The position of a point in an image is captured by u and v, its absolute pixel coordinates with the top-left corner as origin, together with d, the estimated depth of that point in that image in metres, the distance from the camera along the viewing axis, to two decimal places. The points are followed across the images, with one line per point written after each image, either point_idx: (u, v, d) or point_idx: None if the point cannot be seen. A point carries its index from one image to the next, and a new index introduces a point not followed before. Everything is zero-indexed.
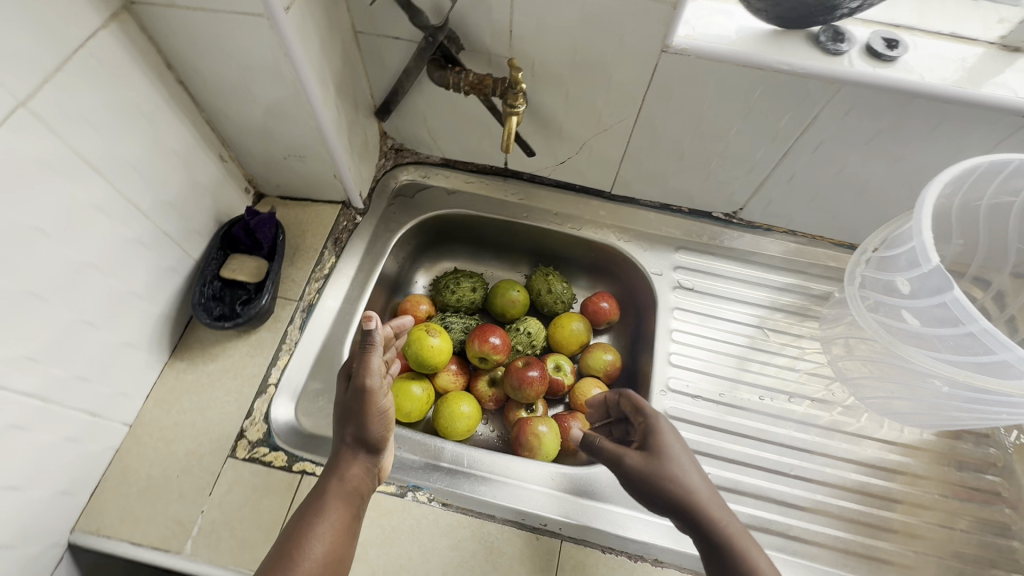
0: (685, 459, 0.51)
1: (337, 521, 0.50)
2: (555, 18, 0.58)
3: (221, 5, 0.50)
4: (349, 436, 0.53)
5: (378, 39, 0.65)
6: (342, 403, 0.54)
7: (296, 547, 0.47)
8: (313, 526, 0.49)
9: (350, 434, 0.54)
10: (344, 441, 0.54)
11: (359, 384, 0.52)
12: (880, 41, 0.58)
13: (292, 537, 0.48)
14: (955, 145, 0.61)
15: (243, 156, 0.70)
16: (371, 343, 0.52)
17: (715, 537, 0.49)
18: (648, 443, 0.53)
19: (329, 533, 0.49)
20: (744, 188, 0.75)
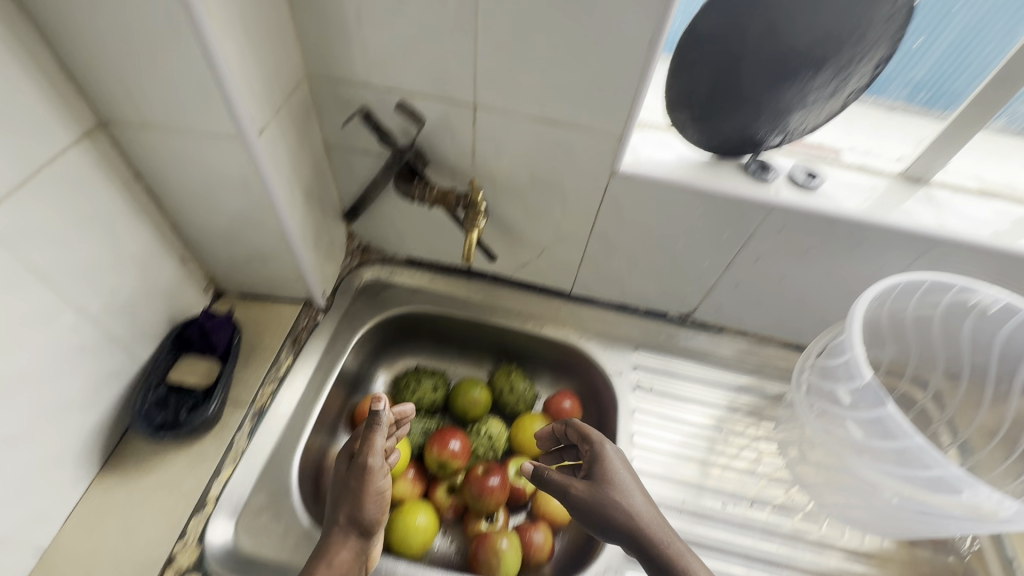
0: (630, 483, 0.57)
1: None
2: (514, 143, 0.63)
3: (195, 128, 0.52)
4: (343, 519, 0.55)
5: (348, 153, 0.69)
6: (342, 481, 0.58)
7: None
8: None
9: (344, 514, 0.55)
10: (337, 523, 0.55)
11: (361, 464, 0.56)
12: (800, 173, 0.65)
13: None
14: (877, 261, 0.67)
15: (205, 258, 0.70)
16: (375, 425, 0.57)
17: (655, 551, 0.54)
18: (596, 474, 0.58)
19: None
20: (695, 292, 0.79)
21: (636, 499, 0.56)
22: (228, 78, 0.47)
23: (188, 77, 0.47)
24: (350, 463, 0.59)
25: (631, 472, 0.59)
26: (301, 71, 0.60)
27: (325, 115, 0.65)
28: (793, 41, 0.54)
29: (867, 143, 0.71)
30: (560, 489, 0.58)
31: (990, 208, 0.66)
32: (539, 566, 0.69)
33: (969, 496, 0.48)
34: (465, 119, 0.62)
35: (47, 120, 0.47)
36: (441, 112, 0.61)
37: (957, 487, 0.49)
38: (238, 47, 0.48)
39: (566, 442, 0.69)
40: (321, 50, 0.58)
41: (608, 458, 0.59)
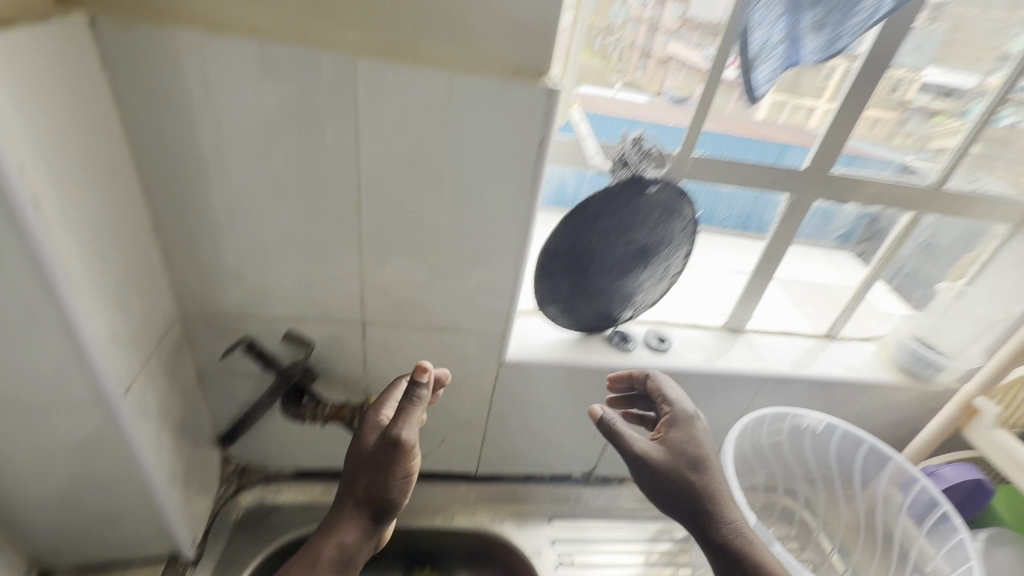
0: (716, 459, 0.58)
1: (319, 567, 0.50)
2: (405, 351, 0.66)
3: (37, 402, 0.46)
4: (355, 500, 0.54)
5: (226, 379, 0.66)
6: (370, 456, 0.53)
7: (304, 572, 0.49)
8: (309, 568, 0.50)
9: (363, 485, 0.53)
10: (346, 503, 0.54)
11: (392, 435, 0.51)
12: (653, 338, 0.78)
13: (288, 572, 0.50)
14: (729, 401, 0.79)
15: (29, 535, 0.57)
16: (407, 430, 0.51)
17: (723, 540, 0.55)
18: (671, 446, 0.58)
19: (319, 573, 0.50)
20: (593, 451, 0.84)
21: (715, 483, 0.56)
22: (95, 350, 0.44)
23: (42, 355, 0.43)
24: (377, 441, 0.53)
25: (710, 443, 0.59)
26: (173, 312, 0.58)
27: (200, 346, 0.62)
28: (621, 250, 0.67)
29: (706, 256, 0.89)
30: (637, 457, 0.56)
31: (792, 344, 0.84)
32: None
33: None
34: (355, 335, 0.64)
35: None
36: (330, 331, 0.63)
37: None
38: (109, 314, 0.46)
39: (630, 392, 0.68)
40: (200, 290, 0.58)
41: (677, 439, 0.58)
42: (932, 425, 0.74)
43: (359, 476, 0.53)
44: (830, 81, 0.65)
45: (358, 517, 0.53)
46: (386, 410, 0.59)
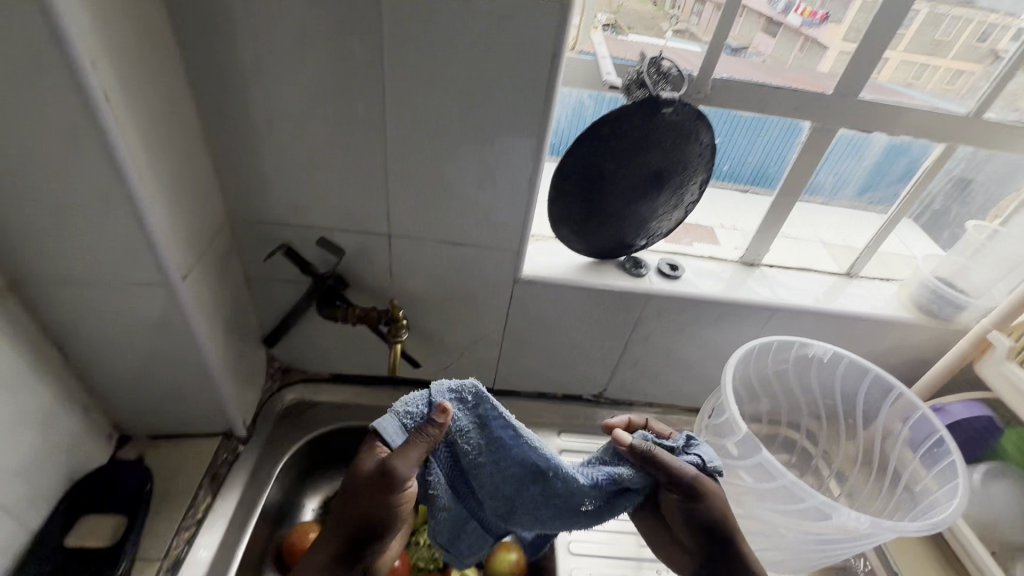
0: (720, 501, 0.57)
1: (339, 535, 0.55)
2: (424, 261, 0.71)
3: (114, 278, 0.54)
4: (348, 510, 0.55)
5: (269, 283, 0.73)
6: (363, 474, 0.54)
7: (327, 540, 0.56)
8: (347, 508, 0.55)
9: (369, 464, 0.54)
10: (361, 455, 0.56)
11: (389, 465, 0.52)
12: (667, 265, 0.80)
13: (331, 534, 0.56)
14: (738, 330, 0.82)
15: (112, 403, 0.67)
16: (388, 470, 0.52)
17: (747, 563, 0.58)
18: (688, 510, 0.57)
19: (356, 501, 0.54)
20: (604, 374, 0.89)
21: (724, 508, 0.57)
22: (159, 237, 0.52)
23: (112, 237, 0.51)
24: (372, 471, 0.54)
25: (719, 494, 0.58)
26: (223, 216, 0.65)
27: (247, 250, 0.70)
28: (607, 176, 0.68)
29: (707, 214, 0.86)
30: (682, 483, 0.56)
31: (809, 279, 0.85)
32: None
33: (838, 518, 0.58)
34: (381, 246, 0.69)
35: None
36: (360, 241, 0.69)
37: (824, 513, 0.58)
38: (165, 203, 0.52)
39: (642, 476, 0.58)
40: (246, 196, 0.64)
41: (716, 505, 0.57)
42: (944, 361, 0.74)
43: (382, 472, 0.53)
44: (773, 13, 0.67)
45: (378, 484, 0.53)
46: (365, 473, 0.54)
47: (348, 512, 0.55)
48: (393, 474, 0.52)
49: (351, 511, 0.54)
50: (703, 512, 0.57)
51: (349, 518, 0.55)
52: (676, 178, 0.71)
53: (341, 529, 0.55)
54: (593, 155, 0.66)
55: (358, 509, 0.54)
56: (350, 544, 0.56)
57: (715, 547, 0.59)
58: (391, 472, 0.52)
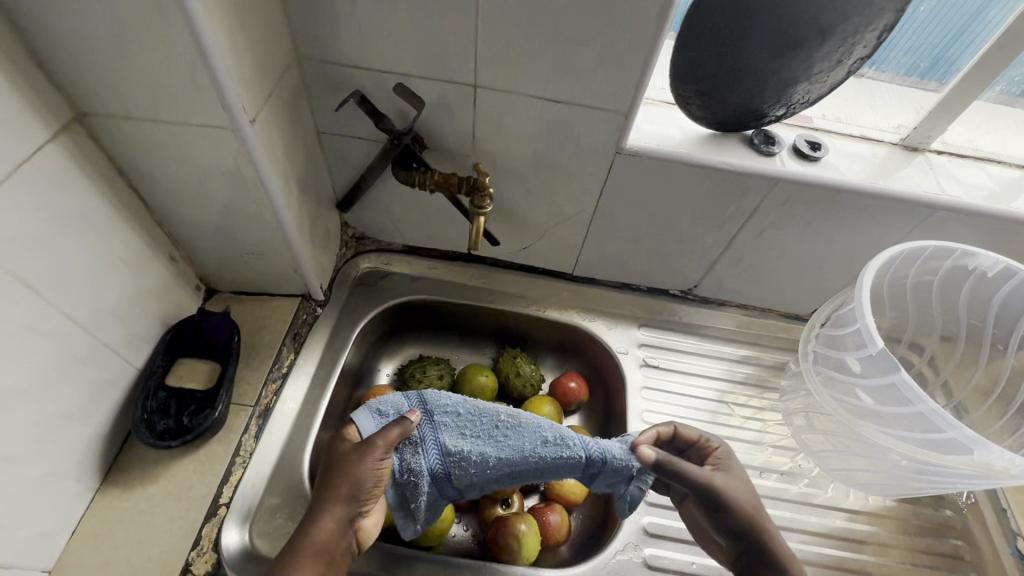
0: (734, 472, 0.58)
1: (320, 520, 0.52)
2: (512, 122, 0.61)
3: (179, 117, 0.48)
4: (340, 490, 0.53)
5: (342, 139, 0.66)
6: (337, 456, 0.56)
7: (299, 535, 0.51)
8: (315, 507, 0.53)
9: (345, 445, 0.57)
10: (329, 452, 0.58)
11: (370, 439, 0.56)
12: (806, 143, 0.64)
13: (301, 530, 0.51)
14: (877, 232, 0.68)
15: (195, 255, 0.66)
16: (365, 444, 0.56)
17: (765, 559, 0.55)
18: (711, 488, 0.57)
19: (323, 507, 0.53)
20: (698, 269, 0.80)
21: (746, 494, 0.57)
22: (221, 69, 0.44)
23: (172, 67, 0.44)
24: (346, 449, 0.56)
25: (737, 478, 0.58)
26: (290, 54, 0.56)
27: (318, 99, 0.62)
28: (766, 11, 0.51)
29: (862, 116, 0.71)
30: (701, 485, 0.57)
31: (988, 172, 0.67)
32: (557, 546, 0.70)
33: (982, 456, 0.49)
34: (466, 99, 0.59)
35: (24, 114, 0.43)
36: (443, 92, 0.59)
37: (967, 448, 0.50)
38: (226, 26, 0.44)
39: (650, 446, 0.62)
40: (315, 28, 0.54)
41: (734, 487, 0.57)
42: None
43: (343, 460, 0.55)
44: None
45: (355, 465, 0.54)
46: (340, 458, 0.56)
47: (318, 506, 0.53)
48: (372, 444, 0.55)
49: (321, 507, 0.52)
50: (731, 498, 0.56)
51: (325, 507, 0.53)
52: (854, 20, 0.52)
53: (316, 520, 0.52)
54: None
55: (332, 496, 0.53)
56: (321, 538, 0.51)
57: (754, 540, 0.55)
58: (371, 443, 0.55)
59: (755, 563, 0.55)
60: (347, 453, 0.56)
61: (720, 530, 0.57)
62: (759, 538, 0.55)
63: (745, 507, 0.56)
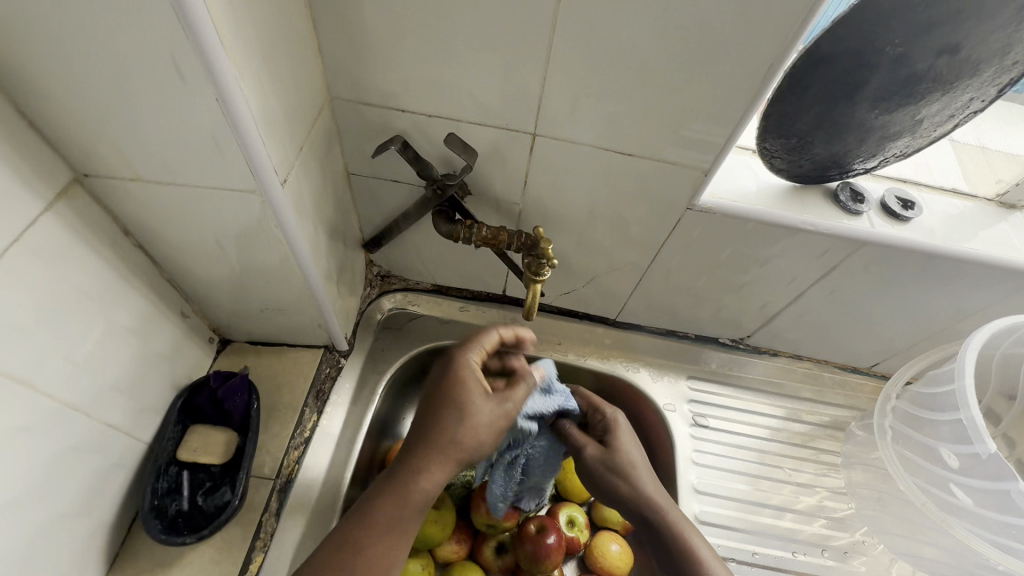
0: (629, 443, 0.62)
1: (435, 471, 0.48)
2: (572, 171, 0.54)
3: (198, 179, 0.41)
4: (453, 443, 0.48)
5: (374, 181, 0.59)
6: (466, 396, 0.49)
7: (414, 484, 0.47)
8: (431, 459, 0.47)
9: (480, 387, 0.50)
10: (444, 382, 0.50)
11: (507, 395, 0.51)
12: (896, 201, 0.58)
13: (410, 478, 0.47)
14: (967, 295, 0.62)
15: (208, 308, 0.60)
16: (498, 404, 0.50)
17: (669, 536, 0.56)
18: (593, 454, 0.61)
19: (439, 462, 0.48)
20: (755, 321, 0.73)
21: (631, 471, 0.60)
22: (251, 128, 0.37)
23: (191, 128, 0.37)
24: (482, 390, 0.50)
25: (622, 454, 0.61)
26: (323, 94, 0.49)
27: (350, 140, 0.55)
28: (886, 66, 0.44)
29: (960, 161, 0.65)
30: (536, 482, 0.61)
31: None
32: None
33: None
34: (521, 146, 0.52)
35: (12, 184, 0.37)
36: (495, 138, 0.52)
37: None
38: (258, 78, 0.37)
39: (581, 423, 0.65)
40: (353, 67, 0.47)
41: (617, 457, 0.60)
42: None
43: (477, 402, 0.49)
44: None
45: (490, 420, 0.49)
46: (473, 400, 0.49)
47: (438, 458, 0.48)
48: (504, 407, 0.50)
49: (439, 458, 0.48)
50: (612, 474, 0.60)
51: (442, 461, 0.48)
52: (986, 72, 0.44)
53: (433, 468, 0.47)
54: (881, 30, 0.41)
55: (459, 452, 0.48)
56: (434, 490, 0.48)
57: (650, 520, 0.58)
58: (509, 400, 0.51)
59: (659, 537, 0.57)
60: (479, 395, 0.49)
61: (623, 511, 0.59)
62: (659, 521, 0.57)
63: (633, 487, 0.59)
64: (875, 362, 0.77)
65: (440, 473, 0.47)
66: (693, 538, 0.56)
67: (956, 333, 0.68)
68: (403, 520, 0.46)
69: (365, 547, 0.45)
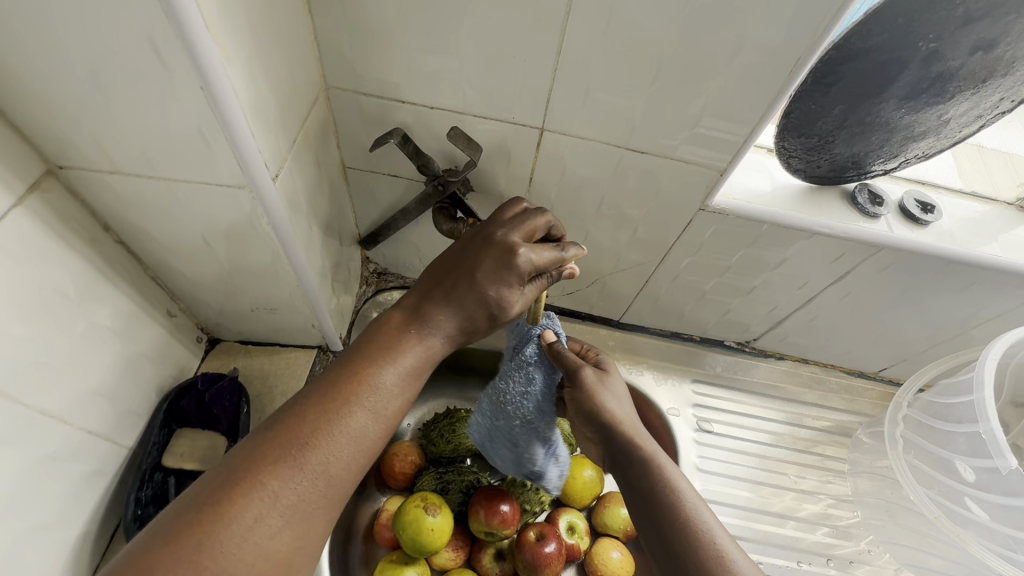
0: (620, 389, 0.53)
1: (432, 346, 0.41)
2: (581, 168, 0.51)
3: (185, 173, 0.39)
4: (462, 313, 0.42)
5: (372, 175, 0.56)
6: (489, 257, 0.42)
7: (413, 338, 0.41)
8: (436, 325, 0.41)
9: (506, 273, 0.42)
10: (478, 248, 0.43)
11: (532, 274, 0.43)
12: (915, 203, 0.56)
13: (401, 344, 0.40)
14: (983, 302, 0.60)
15: (196, 307, 0.57)
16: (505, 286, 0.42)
17: (650, 483, 0.47)
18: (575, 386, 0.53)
19: (446, 327, 0.42)
20: (762, 324, 0.71)
21: (622, 415, 0.51)
22: (241, 121, 0.35)
23: (176, 119, 0.34)
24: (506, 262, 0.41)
25: (617, 397, 0.52)
26: (318, 83, 0.46)
27: (346, 132, 0.52)
28: (918, 62, 0.41)
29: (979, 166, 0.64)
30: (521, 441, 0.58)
31: None
32: None
33: None
34: (528, 141, 0.50)
35: None
36: (501, 133, 0.49)
37: None
38: (248, 65, 0.34)
39: None
40: (350, 55, 0.45)
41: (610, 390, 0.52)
42: None
43: (495, 275, 0.41)
44: None
45: (508, 297, 0.42)
46: (504, 266, 0.41)
47: (447, 315, 0.42)
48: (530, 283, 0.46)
49: (448, 316, 0.42)
50: (605, 412, 0.51)
51: (447, 324, 0.42)
52: (1020, 72, 0.42)
53: (438, 330, 0.41)
54: (916, 23, 0.39)
55: (464, 318, 0.42)
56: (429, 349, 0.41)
57: (647, 478, 0.47)
58: (536, 275, 0.43)
59: (640, 486, 0.47)
60: (503, 262, 0.41)
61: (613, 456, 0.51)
62: (657, 479, 0.47)
63: (626, 432, 0.50)
64: (882, 367, 0.75)
65: (451, 341, 0.42)
66: (696, 502, 0.45)
67: (968, 340, 0.66)
68: (393, 401, 0.38)
69: (374, 408, 0.37)
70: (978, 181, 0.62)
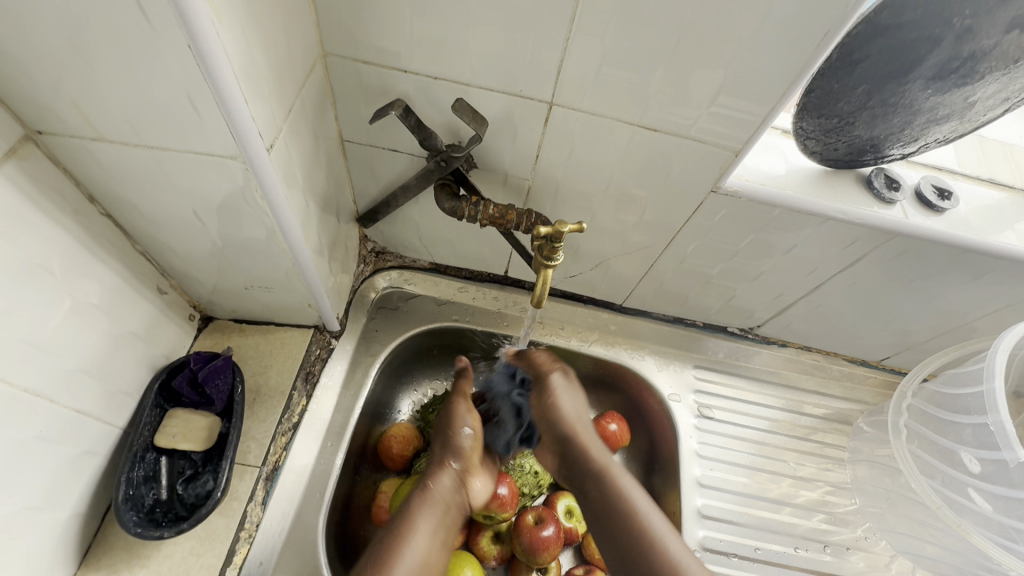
0: (577, 409, 0.64)
1: (429, 532, 0.55)
2: (590, 145, 0.49)
3: (174, 142, 0.37)
4: (422, 504, 0.57)
5: (371, 149, 0.54)
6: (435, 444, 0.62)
7: (412, 509, 0.56)
8: (414, 532, 0.54)
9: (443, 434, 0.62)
10: (433, 460, 0.60)
11: (462, 435, 0.61)
12: (931, 190, 0.55)
13: (400, 526, 0.54)
14: (995, 293, 0.59)
15: (188, 284, 0.55)
16: (461, 455, 0.60)
17: (602, 500, 0.61)
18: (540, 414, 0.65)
19: (423, 540, 0.54)
20: (767, 311, 0.70)
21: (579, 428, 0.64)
22: (232, 87, 0.32)
23: (165, 83, 0.32)
24: (443, 438, 0.62)
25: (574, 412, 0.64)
26: (315, 49, 0.44)
27: (345, 103, 0.49)
28: (951, 40, 0.40)
29: (996, 153, 0.63)
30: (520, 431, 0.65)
31: None
32: None
33: None
34: (535, 116, 0.47)
35: None
36: (506, 106, 0.47)
37: None
38: (240, 22, 0.32)
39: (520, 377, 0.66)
40: (350, 20, 0.42)
41: (569, 411, 0.64)
42: None
43: (439, 446, 0.61)
44: None
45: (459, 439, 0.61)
46: (440, 454, 0.60)
47: (431, 484, 0.58)
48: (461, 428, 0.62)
49: (425, 485, 0.58)
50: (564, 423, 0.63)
51: (427, 492, 0.57)
52: None
53: (405, 513, 0.56)
54: None
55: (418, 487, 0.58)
56: (422, 495, 0.57)
57: (608, 498, 0.60)
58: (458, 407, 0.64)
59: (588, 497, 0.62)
60: (440, 448, 0.61)
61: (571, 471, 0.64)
62: (637, 529, 0.57)
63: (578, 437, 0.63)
64: (885, 356, 0.75)
65: (449, 493, 0.58)
66: (648, 513, 0.58)
67: (974, 330, 0.65)
68: (425, 538, 0.54)
69: (421, 506, 0.56)
70: (995, 168, 0.61)
